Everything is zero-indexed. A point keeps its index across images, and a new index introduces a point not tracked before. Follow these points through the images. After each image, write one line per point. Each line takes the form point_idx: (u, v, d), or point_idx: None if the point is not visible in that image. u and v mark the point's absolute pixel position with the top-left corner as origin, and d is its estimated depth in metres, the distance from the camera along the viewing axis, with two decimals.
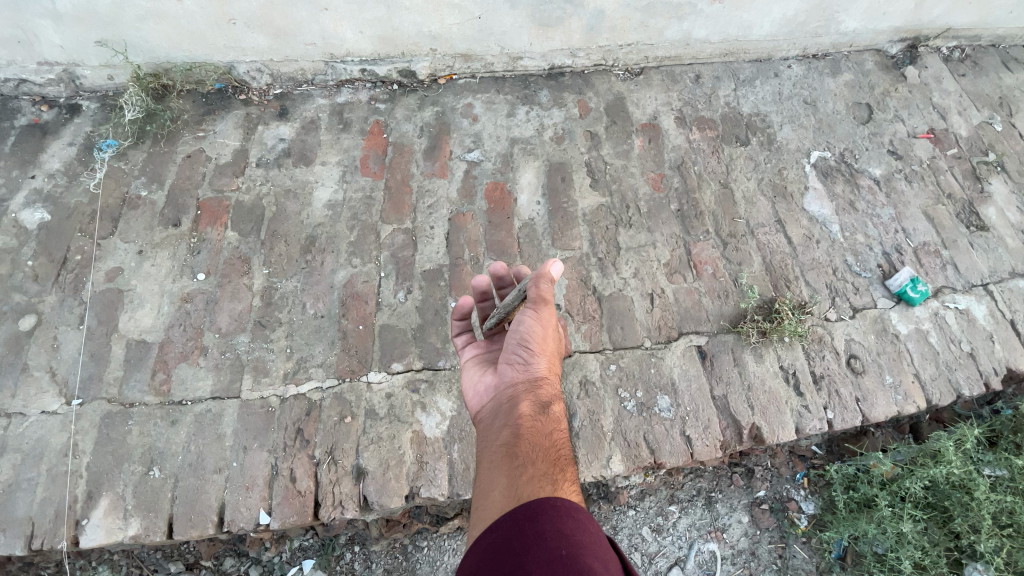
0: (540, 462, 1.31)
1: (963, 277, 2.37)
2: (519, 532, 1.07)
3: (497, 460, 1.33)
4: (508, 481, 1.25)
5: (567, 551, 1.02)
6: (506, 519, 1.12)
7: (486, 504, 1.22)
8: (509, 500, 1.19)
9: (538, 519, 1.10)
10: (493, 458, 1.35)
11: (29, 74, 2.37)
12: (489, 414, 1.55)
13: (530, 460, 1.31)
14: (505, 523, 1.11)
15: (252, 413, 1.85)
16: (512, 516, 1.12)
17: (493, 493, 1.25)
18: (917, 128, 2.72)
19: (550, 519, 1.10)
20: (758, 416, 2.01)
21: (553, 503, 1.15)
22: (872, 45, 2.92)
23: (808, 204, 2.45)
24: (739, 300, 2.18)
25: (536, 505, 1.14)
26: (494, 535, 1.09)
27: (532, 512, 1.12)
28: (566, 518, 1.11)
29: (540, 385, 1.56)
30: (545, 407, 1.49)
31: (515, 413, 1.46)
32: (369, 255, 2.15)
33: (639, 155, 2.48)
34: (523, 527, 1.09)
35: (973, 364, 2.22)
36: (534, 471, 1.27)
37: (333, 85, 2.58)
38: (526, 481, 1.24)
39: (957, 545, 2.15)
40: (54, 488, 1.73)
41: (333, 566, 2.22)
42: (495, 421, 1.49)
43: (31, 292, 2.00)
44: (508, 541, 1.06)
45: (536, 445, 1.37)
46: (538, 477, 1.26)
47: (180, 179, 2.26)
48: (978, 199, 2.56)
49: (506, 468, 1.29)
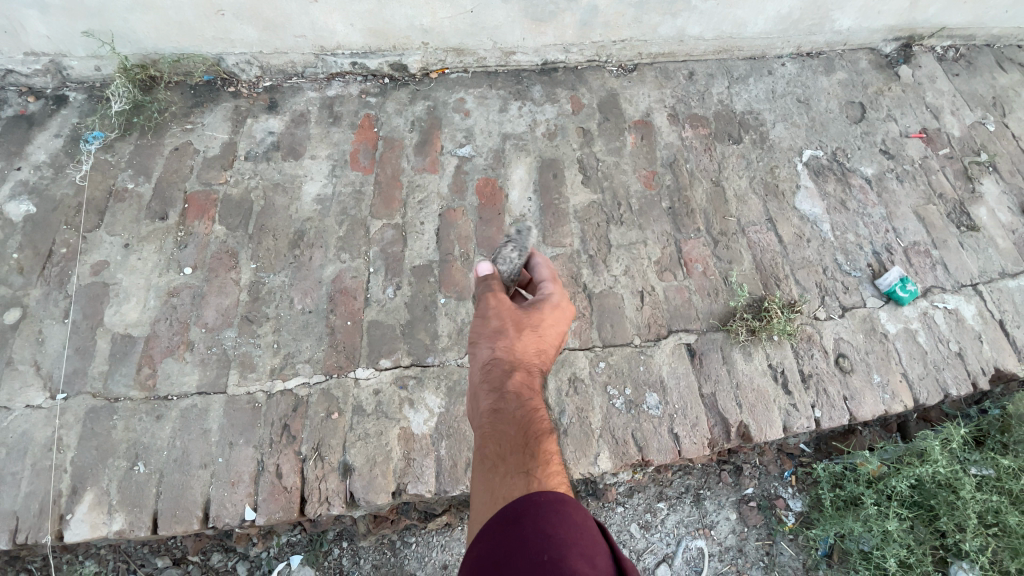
0: (512, 455, 1.30)
1: (952, 277, 2.38)
2: (498, 542, 1.07)
3: (475, 466, 1.33)
4: (485, 486, 1.25)
5: (548, 555, 1.00)
6: (488, 532, 1.11)
7: (474, 516, 1.22)
8: (488, 508, 1.19)
9: (518, 524, 1.08)
10: (471, 464, 1.35)
11: (15, 64, 2.34)
12: (468, 414, 1.54)
13: (503, 458, 1.29)
14: (487, 535, 1.11)
15: (239, 408, 1.84)
16: (493, 528, 1.11)
17: (475, 500, 1.25)
18: (909, 127, 2.72)
19: (529, 522, 1.08)
20: (747, 414, 2.02)
21: (531, 504, 1.14)
22: (866, 44, 2.92)
23: (800, 202, 2.45)
24: (729, 298, 2.18)
25: (516, 510, 1.13)
26: (476, 547, 1.10)
27: (511, 518, 1.11)
28: (545, 518, 1.09)
29: (505, 372, 1.52)
30: (512, 394, 1.46)
31: (484, 412, 1.45)
32: (358, 250, 2.14)
33: (631, 152, 2.47)
34: (501, 534, 1.09)
35: (960, 363, 2.23)
36: (506, 470, 1.26)
37: (323, 78, 2.55)
38: (501, 483, 1.23)
39: (943, 544, 2.17)
40: (38, 483, 1.72)
41: (321, 562, 2.21)
42: (472, 422, 1.49)
43: (17, 285, 1.98)
44: (488, 551, 1.06)
45: (506, 438, 1.35)
46: (513, 475, 1.24)
47: (168, 173, 2.24)
48: (969, 199, 2.57)
49: (481, 475, 1.29)
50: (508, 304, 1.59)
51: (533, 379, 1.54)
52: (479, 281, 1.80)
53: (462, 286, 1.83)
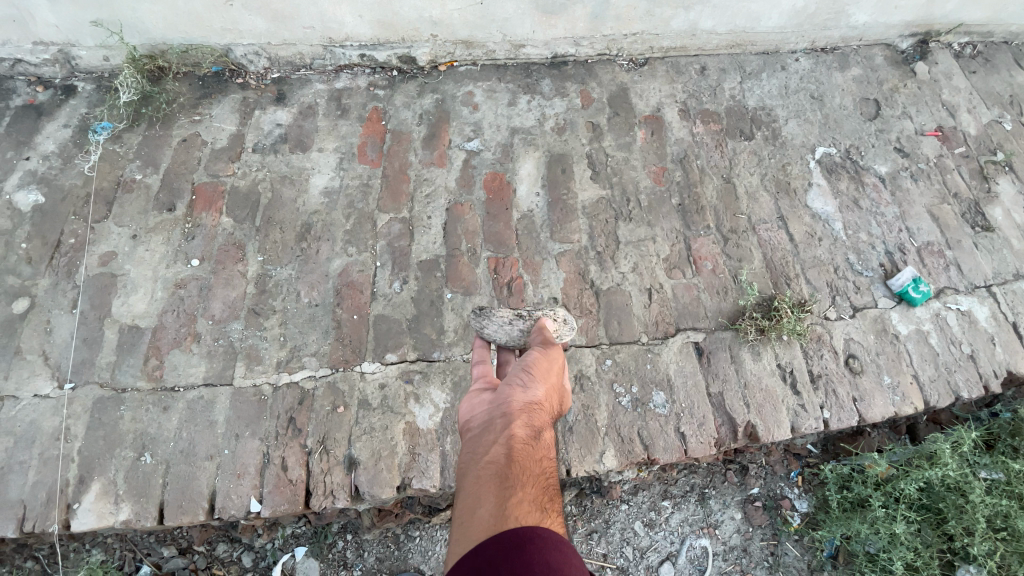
0: (529, 488, 1.28)
1: (965, 278, 2.34)
2: (508, 559, 1.04)
3: (486, 478, 1.28)
4: (498, 501, 1.21)
5: None
6: (495, 546, 1.08)
7: (471, 524, 1.17)
8: (496, 523, 1.15)
9: (528, 549, 1.07)
10: (481, 474, 1.30)
11: (24, 53, 2.34)
12: (478, 424, 1.46)
13: (522, 486, 1.26)
14: (494, 550, 1.07)
15: (245, 401, 1.84)
16: (499, 544, 1.08)
17: (479, 511, 1.20)
18: (924, 125, 2.68)
19: (540, 551, 1.07)
20: (754, 414, 2.00)
21: (543, 536, 1.12)
22: (882, 39, 2.87)
23: (812, 200, 2.41)
24: (738, 296, 2.16)
25: (524, 534, 1.11)
26: (479, 558, 1.06)
27: (522, 542, 1.09)
28: (555, 552, 1.08)
29: (535, 410, 1.47)
30: (538, 435, 1.43)
31: (509, 430, 1.40)
32: (365, 244, 2.13)
33: (641, 148, 2.45)
34: (510, 554, 1.06)
35: (972, 366, 2.20)
36: (523, 496, 1.23)
37: (331, 70, 2.53)
38: (515, 506, 1.20)
39: (951, 547, 2.14)
40: (46, 472, 1.73)
41: (325, 554, 2.23)
42: (484, 432, 1.43)
43: (25, 275, 1.99)
44: (495, 566, 1.03)
45: (526, 468, 1.33)
46: (529, 506, 1.22)
47: (176, 164, 2.23)
48: (984, 199, 2.52)
49: (495, 488, 1.25)
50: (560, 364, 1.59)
51: (553, 428, 1.53)
52: (498, 325, 1.75)
53: (478, 324, 1.77)
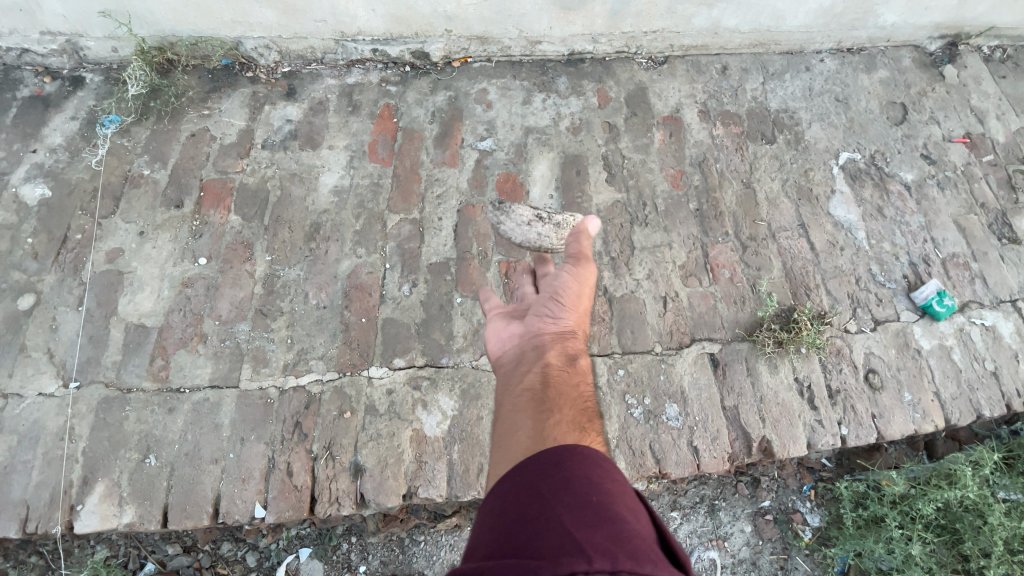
0: (566, 411, 1.29)
1: (991, 292, 2.26)
2: (547, 473, 1.05)
3: (521, 404, 1.32)
4: (535, 425, 1.23)
5: (598, 498, 0.97)
6: (532, 462, 1.09)
7: (513, 445, 1.21)
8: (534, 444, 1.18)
9: (566, 464, 1.06)
10: (516, 401, 1.33)
11: (32, 43, 2.30)
12: (512, 358, 1.50)
13: (558, 410, 1.28)
14: (532, 466, 1.08)
15: (251, 404, 1.81)
16: (537, 460, 1.10)
17: (518, 434, 1.24)
18: (953, 131, 2.58)
19: (579, 465, 1.06)
20: (769, 429, 1.95)
21: (581, 450, 1.11)
22: (910, 41, 2.76)
23: (834, 208, 2.33)
24: (756, 307, 2.10)
25: (562, 450, 1.11)
26: (519, 475, 1.07)
27: (560, 458, 1.08)
28: (595, 467, 1.06)
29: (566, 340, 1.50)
30: (572, 360, 1.45)
31: (542, 360, 1.43)
32: (374, 245, 2.09)
33: (659, 150, 2.37)
34: (548, 470, 1.06)
35: (995, 384, 2.13)
36: (560, 418, 1.25)
37: (343, 64, 2.48)
38: (552, 427, 1.22)
39: (965, 568, 2.09)
40: (51, 472, 1.72)
41: (330, 556, 2.21)
42: (517, 365, 1.47)
43: (31, 270, 1.97)
44: (535, 481, 1.04)
45: (562, 393, 1.35)
46: (566, 429, 1.23)
47: (184, 159, 2.20)
48: (1012, 210, 2.43)
49: (531, 410, 1.28)
50: (592, 284, 1.56)
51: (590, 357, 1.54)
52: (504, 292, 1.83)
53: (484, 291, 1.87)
